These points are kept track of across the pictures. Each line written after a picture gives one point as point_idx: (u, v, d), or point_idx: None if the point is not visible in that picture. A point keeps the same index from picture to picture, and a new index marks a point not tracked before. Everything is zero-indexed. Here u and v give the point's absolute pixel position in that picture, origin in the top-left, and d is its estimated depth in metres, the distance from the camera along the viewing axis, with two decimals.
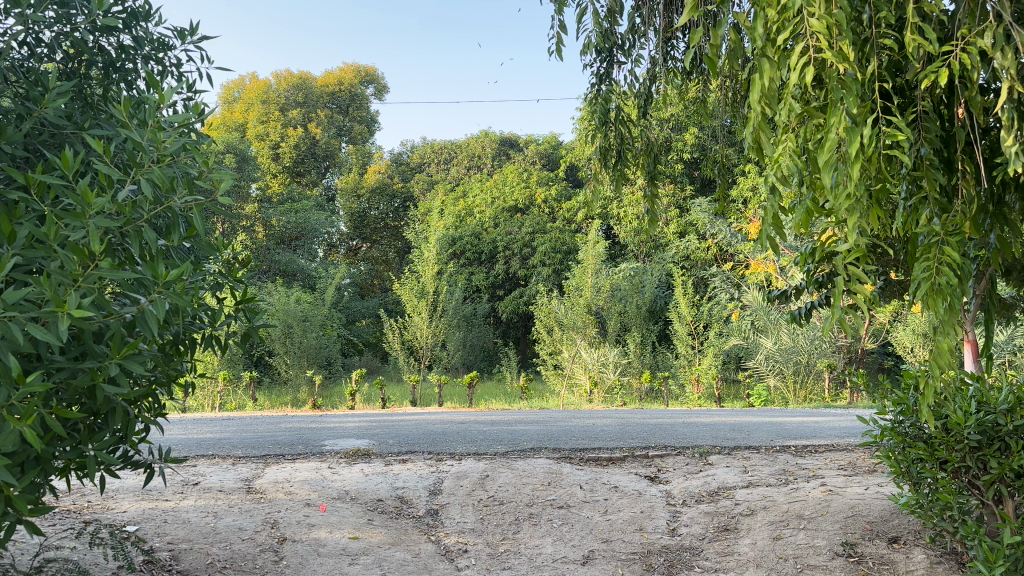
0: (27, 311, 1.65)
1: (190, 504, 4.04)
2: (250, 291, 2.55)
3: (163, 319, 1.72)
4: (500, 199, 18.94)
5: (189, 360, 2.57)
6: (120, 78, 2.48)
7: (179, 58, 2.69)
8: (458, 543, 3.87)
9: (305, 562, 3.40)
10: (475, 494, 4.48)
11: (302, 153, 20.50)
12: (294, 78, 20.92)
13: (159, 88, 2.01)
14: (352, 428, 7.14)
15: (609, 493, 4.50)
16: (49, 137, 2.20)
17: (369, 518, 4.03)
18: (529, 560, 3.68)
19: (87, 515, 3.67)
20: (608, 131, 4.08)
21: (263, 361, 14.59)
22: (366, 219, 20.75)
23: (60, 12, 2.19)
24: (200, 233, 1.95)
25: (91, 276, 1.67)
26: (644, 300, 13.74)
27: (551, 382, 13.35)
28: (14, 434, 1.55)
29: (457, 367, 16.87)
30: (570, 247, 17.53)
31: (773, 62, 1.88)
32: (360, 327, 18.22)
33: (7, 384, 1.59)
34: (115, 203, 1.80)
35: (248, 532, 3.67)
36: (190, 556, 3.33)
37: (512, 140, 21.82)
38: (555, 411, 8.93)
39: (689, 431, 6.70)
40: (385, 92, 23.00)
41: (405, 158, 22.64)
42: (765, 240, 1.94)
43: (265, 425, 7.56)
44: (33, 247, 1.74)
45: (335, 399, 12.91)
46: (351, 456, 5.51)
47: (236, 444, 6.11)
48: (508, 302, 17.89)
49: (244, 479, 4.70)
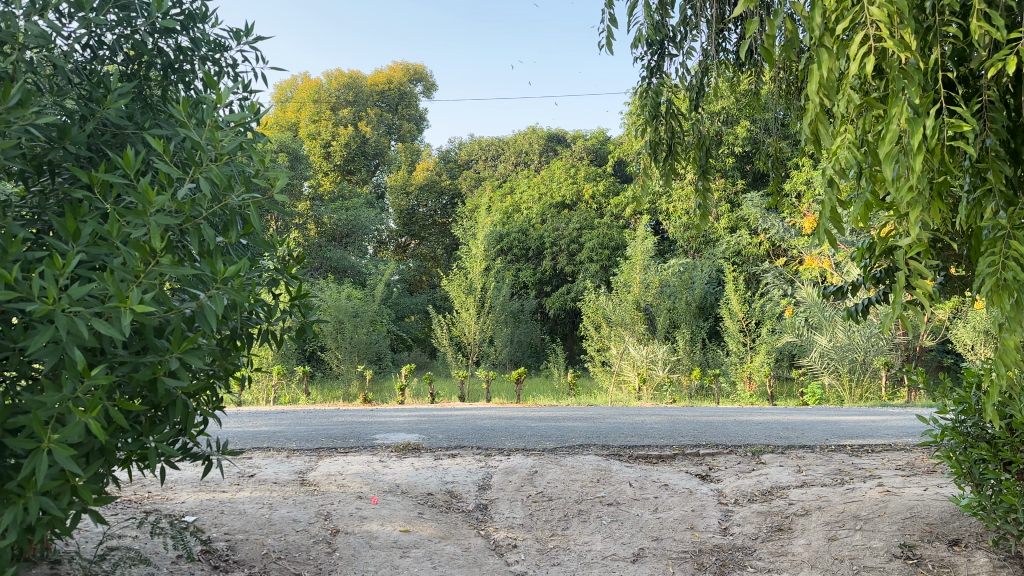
0: (91, 307, 1.68)
1: (246, 496, 4.13)
2: (305, 287, 2.56)
3: (222, 314, 1.77)
4: (547, 196, 18.97)
5: (245, 356, 2.60)
6: (178, 79, 2.52)
7: (235, 58, 2.71)
8: (507, 539, 3.87)
9: (358, 554, 3.45)
10: (524, 490, 4.48)
11: (352, 151, 20.71)
12: (345, 78, 21.25)
13: (218, 87, 2.06)
14: (401, 422, 7.22)
15: (659, 491, 4.46)
16: (112, 137, 2.24)
17: (420, 512, 4.06)
18: (579, 556, 3.65)
19: (148, 506, 3.75)
20: (657, 125, 4.04)
21: (316, 356, 14.85)
22: (414, 216, 20.90)
23: (121, 14, 2.27)
24: (256, 230, 1.99)
25: (152, 272, 1.71)
26: (694, 297, 13.60)
27: (599, 379, 13.25)
28: (80, 426, 1.60)
29: (505, 363, 16.88)
30: (617, 243, 17.45)
31: (831, 52, 1.83)
32: (409, 323, 18.51)
33: (72, 376, 1.64)
34: (174, 201, 1.83)
35: (302, 524, 3.73)
36: (245, 546, 3.39)
37: (559, 135, 21.80)
38: (603, 409, 8.96)
39: (740, 429, 6.60)
40: (433, 90, 23.16)
41: (453, 155, 22.88)
42: (823, 235, 1.87)
43: (318, 418, 7.70)
44: (97, 246, 1.80)
45: (385, 394, 13.09)
46: (401, 451, 5.54)
47: (289, 437, 6.23)
48: (555, 298, 17.94)
49: (298, 471, 4.77)
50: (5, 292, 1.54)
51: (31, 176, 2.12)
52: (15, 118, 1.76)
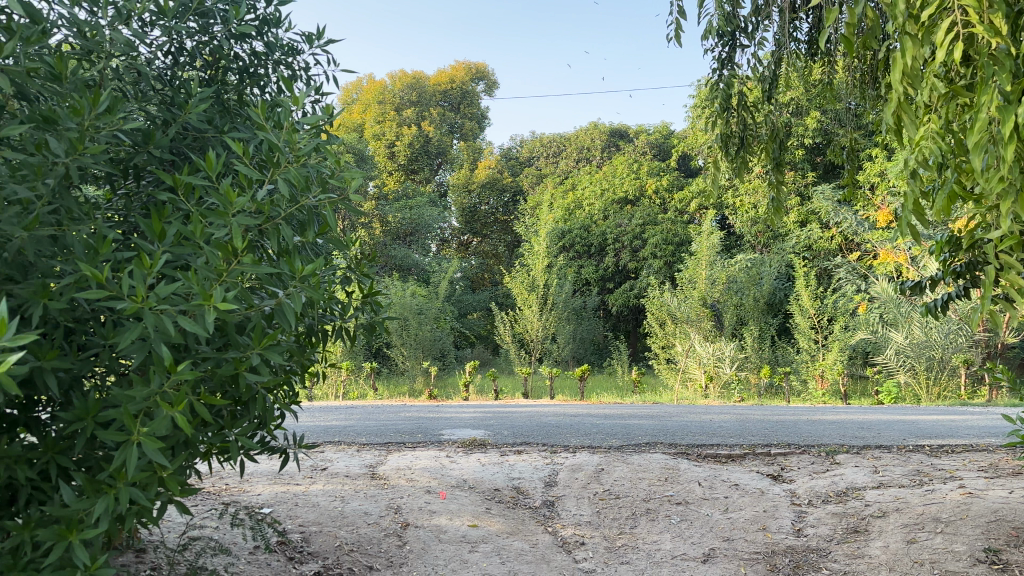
0: (177, 305, 1.74)
1: (319, 488, 4.23)
2: (376, 285, 2.60)
3: (301, 311, 1.82)
4: (610, 191, 18.90)
5: (320, 351, 2.65)
6: (253, 83, 2.58)
7: (307, 62, 2.77)
8: (575, 536, 3.86)
9: (427, 548, 3.49)
10: (591, 487, 4.46)
11: (416, 151, 20.83)
12: (408, 78, 21.54)
13: (293, 91, 2.12)
14: (467, 418, 7.28)
15: (729, 491, 4.39)
16: (193, 141, 2.32)
17: (488, 507, 4.09)
18: (648, 555, 3.62)
19: (227, 498, 3.87)
20: (729, 117, 4.01)
21: (382, 353, 15.09)
22: (476, 214, 20.96)
23: (200, 22, 2.35)
24: (331, 229, 2.04)
25: (234, 271, 1.77)
26: (762, 293, 13.40)
27: (664, 377, 13.12)
28: (167, 420, 1.66)
29: (568, 360, 16.84)
30: (682, 239, 17.26)
31: (915, 40, 1.77)
32: (472, 320, 18.68)
33: (160, 371, 1.70)
34: (255, 201, 1.88)
35: (373, 516, 3.79)
36: (319, 538, 3.47)
37: (622, 130, 21.70)
38: (669, 406, 8.87)
39: (812, 429, 6.45)
40: (495, 88, 23.25)
41: (514, 153, 22.97)
42: (906, 228, 1.82)
43: (385, 414, 7.83)
44: (181, 245, 1.86)
45: (450, 390, 13.23)
46: (467, 446, 5.58)
47: (359, 431, 6.35)
48: (619, 294, 17.81)
49: (368, 465, 4.86)
50: (97, 290, 1.60)
51: (116, 179, 2.21)
52: (103, 125, 1.78)
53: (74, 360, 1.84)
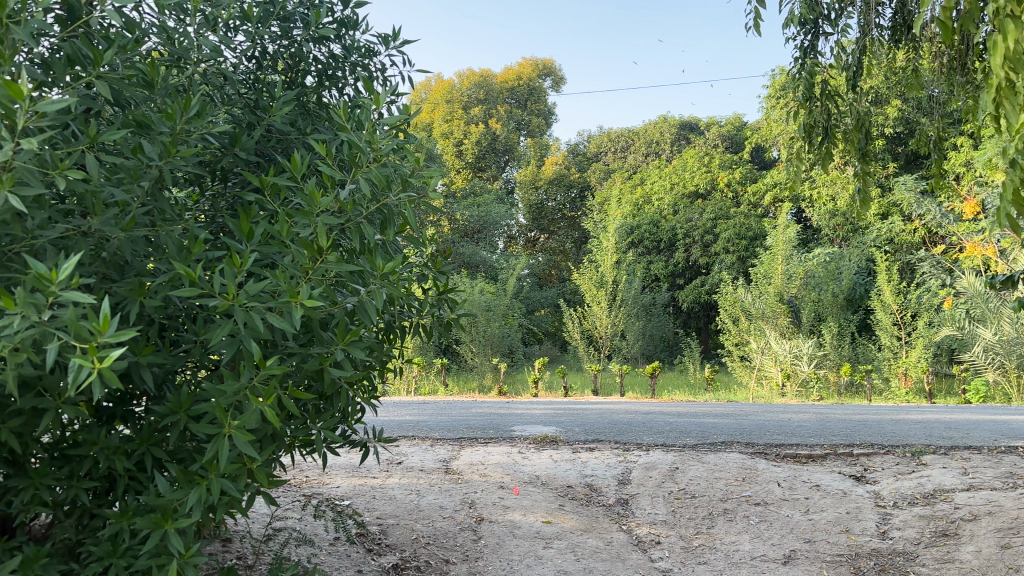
0: (265, 303, 1.79)
1: (395, 482, 4.30)
2: (452, 282, 2.62)
3: (382, 308, 1.85)
4: (679, 185, 18.71)
5: (397, 348, 2.70)
6: (331, 85, 2.63)
7: (383, 63, 2.80)
8: (651, 534, 3.82)
9: (503, 543, 3.51)
10: (666, 486, 4.41)
11: (484, 148, 21.04)
12: (476, 77, 21.70)
13: (374, 91, 2.17)
14: (538, 415, 7.28)
15: (810, 491, 4.29)
16: (276, 143, 2.38)
17: (561, 504, 4.09)
18: (726, 556, 3.56)
19: (307, 490, 3.98)
20: (813, 107, 4.01)
21: (451, 349, 15.23)
22: (544, 210, 20.95)
23: (282, 26, 2.41)
24: (411, 227, 2.07)
25: (319, 269, 1.82)
26: (841, 288, 13.03)
27: (738, 375, 12.90)
28: (257, 413, 1.71)
29: (638, 358, 16.69)
30: (756, 233, 16.92)
31: (1019, 24, 1.70)
32: (540, 317, 18.70)
33: (249, 366, 1.75)
34: (338, 201, 1.93)
35: (448, 511, 3.84)
36: (397, 531, 3.53)
37: (693, 123, 21.41)
38: (743, 405, 8.71)
39: (896, 429, 6.23)
40: (562, 84, 23.20)
41: (581, 149, 22.89)
42: (1005, 220, 1.75)
43: (457, 409, 7.91)
44: (268, 245, 1.92)
45: (519, 386, 13.29)
46: (539, 443, 5.59)
47: (432, 426, 6.43)
48: (690, 290, 17.57)
49: (442, 460, 4.92)
50: (191, 289, 1.66)
51: (205, 181, 2.29)
52: (194, 129, 1.84)
53: (169, 356, 1.91)
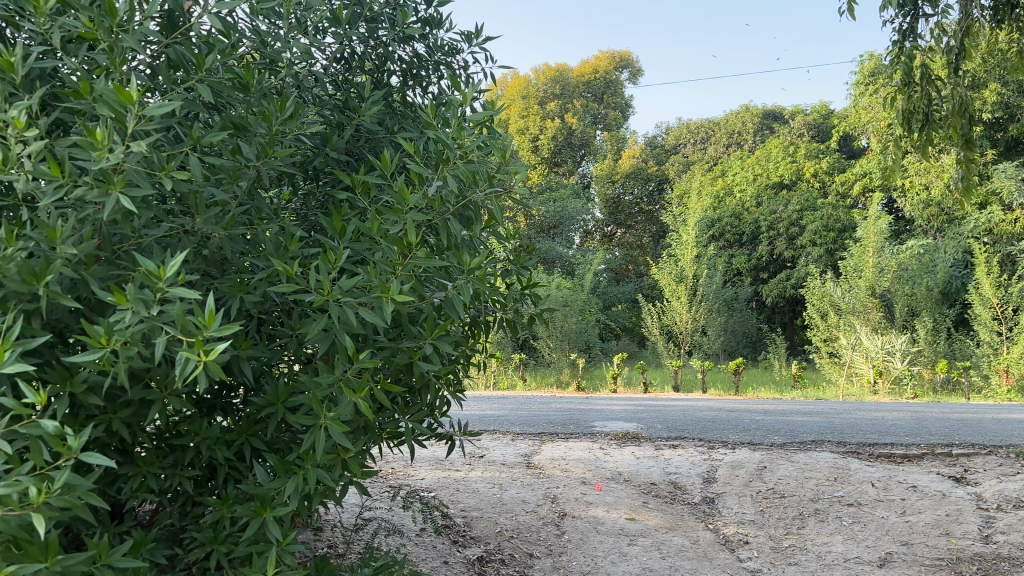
0: (357, 297, 1.83)
1: (478, 475, 4.35)
2: (537, 276, 2.62)
3: (469, 303, 1.88)
4: (763, 176, 18.27)
5: (482, 342, 2.72)
6: (416, 84, 2.66)
7: (466, 60, 2.81)
8: (738, 534, 3.75)
9: (586, 538, 3.51)
10: (753, 485, 4.32)
11: (559, 143, 21.03)
12: (552, 72, 21.82)
13: (461, 88, 2.21)
14: (619, 411, 7.24)
15: (907, 492, 4.13)
16: (365, 142, 2.43)
17: (645, 501, 4.06)
18: (818, 557, 3.47)
19: (393, 481, 4.06)
20: (911, 92, 3.91)
21: (529, 345, 15.28)
22: (620, 205, 20.76)
23: (368, 27, 2.45)
24: (497, 223, 2.09)
25: (409, 265, 1.85)
26: (936, 282, 12.50)
27: (827, 371, 12.52)
28: (351, 405, 1.75)
29: (720, 354, 16.39)
30: (844, 224, 16.40)
31: None
32: (617, 312, 18.58)
33: (343, 360, 1.80)
34: (427, 197, 1.97)
35: (531, 504, 3.86)
36: (481, 524, 3.57)
37: (776, 112, 20.90)
38: (832, 403, 8.44)
39: (998, 429, 5.94)
40: (640, 76, 22.98)
41: (660, 141, 22.62)
42: None
43: (537, 405, 7.94)
44: (359, 240, 1.96)
45: (597, 383, 13.26)
46: (621, 439, 5.55)
47: (512, 421, 6.47)
48: (774, 284, 17.13)
49: (523, 454, 4.94)
50: (289, 285, 1.71)
51: (297, 180, 2.36)
52: (289, 130, 1.90)
53: (266, 349, 1.97)
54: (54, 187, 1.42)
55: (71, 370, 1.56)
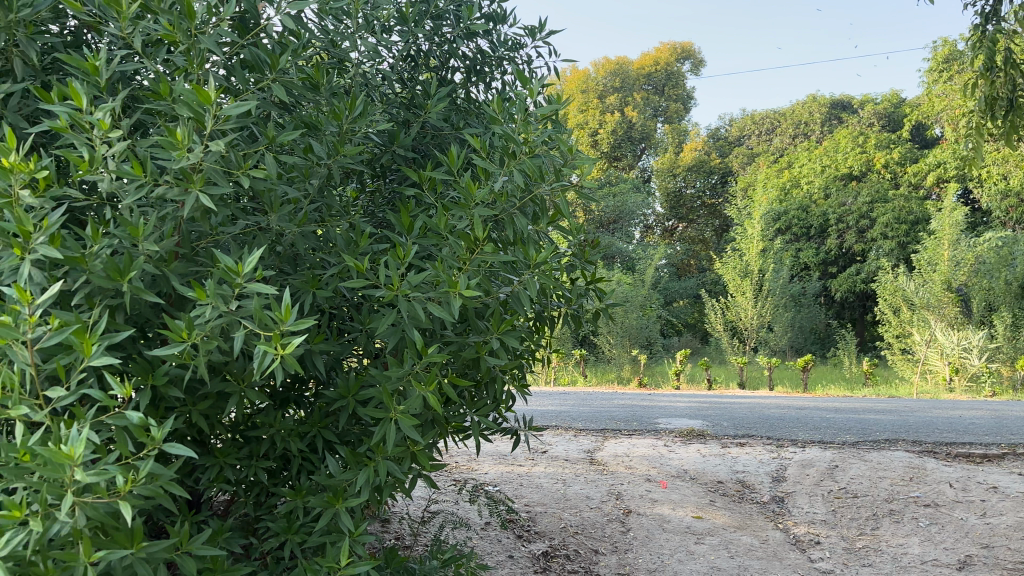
0: (426, 293, 1.84)
1: (541, 471, 4.35)
2: (601, 270, 2.60)
3: (536, 297, 1.88)
4: (831, 168, 17.79)
5: (547, 337, 2.72)
6: (479, 80, 2.67)
7: (529, 54, 2.81)
8: (809, 534, 3.67)
9: (652, 536, 3.48)
10: (824, 485, 4.21)
11: (619, 137, 20.81)
12: (612, 65, 21.61)
13: (526, 83, 2.21)
14: (683, 408, 7.16)
15: (987, 494, 3.98)
16: (431, 138, 2.45)
17: (712, 499, 4.00)
18: (894, 559, 3.37)
19: (457, 475, 4.10)
20: (994, 79, 3.79)
21: (589, 341, 15.21)
22: (682, 199, 20.47)
23: (434, 25, 2.47)
24: (563, 217, 2.08)
25: (476, 260, 1.86)
26: (1016, 275, 11.99)
27: (900, 368, 12.15)
28: (420, 399, 1.77)
29: (787, 351, 16.05)
30: (918, 217, 15.89)
31: None
32: (679, 308, 18.37)
33: (412, 354, 1.81)
34: (493, 191, 1.97)
35: (595, 501, 3.84)
36: (545, 519, 3.57)
37: (845, 101, 20.33)
38: (906, 401, 8.19)
39: None
40: (702, 67, 22.66)
41: (723, 133, 22.26)
42: None
43: (599, 401, 7.90)
44: (427, 236, 1.98)
45: (659, 379, 13.14)
46: (686, 437, 5.48)
47: (575, 417, 6.45)
48: (843, 279, 16.69)
49: (586, 451, 4.92)
50: (359, 281, 1.74)
51: (365, 178, 2.39)
52: (359, 128, 1.93)
53: (337, 343, 2.00)
54: (136, 186, 1.46)
55: (153, 364, 1.61)
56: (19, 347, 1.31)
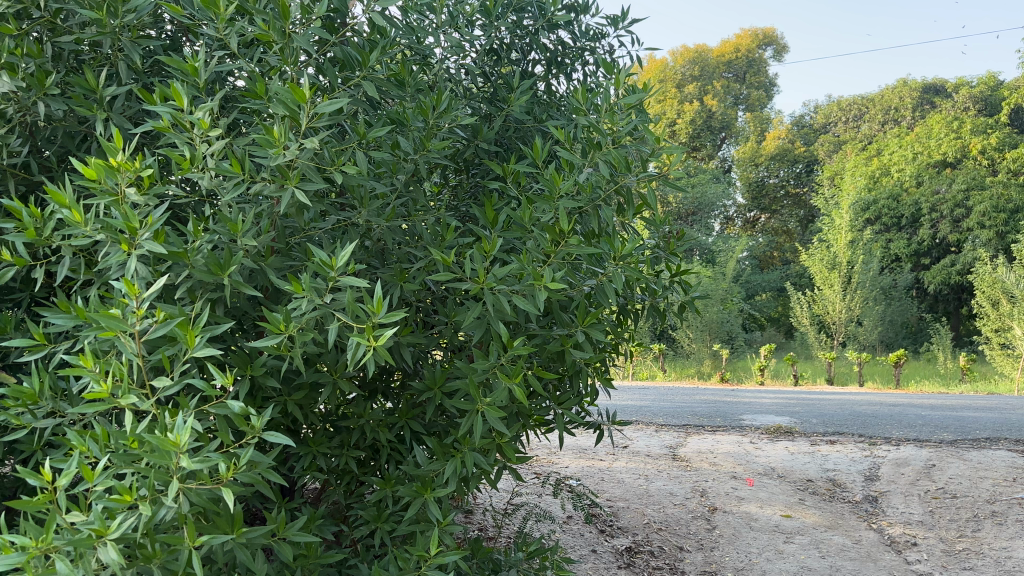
0: (511, 285, 1.84)
1: (623, 465, 4.31)
2: (687, 262, 2.54)
3: (622, 290, 1.86)
4: (924, 155, 17.05)
5: (631, 331, 2.67)
6: (561, 72, 2.65)
7: (611, 44, 2.78)
8: (905, 535, 3.52)
9: (739, 534, 3.41)
10: (921, 484, 4.04)
11: (698, 127, 20.57)
12: (691, 54, 21.39)
13: (611, 73, 2.18)
14: (769, 404, 6.98)
15: None
16: (514, 132, 2.45)
17: (801, 497, 3.89)
18: (997, 562, 3.21)
19: (539, 468, 4.10)
20: None
21: (668, 336, 15.04)
22: (764, 188, 20.09)
23: (517, 18, 2.47)
24: (649, 208, 2.04)
25: (561, 252, 1.85)
26: None
27: (998, 364, 11.58)
28: (506, 391, 1.76)
29: (877, 345, 15.49)
30: (1018, 205, 15.11)
31: None
32: (761, 301, 17.98)
33: (498, 346, 1.81)
34: (578, 183, 1.95)
35: (679, 497, 3.79)
36: (628, 514, 3.54)
37: (938, 85, 19.45)
38: (1010, 398, 7.78)
39: None
40: (785, 53, 22.08)
41: (807, 121, 21.61)
42: None
43: (682, 396, 7.79)
44: (511, 229, 1.97)
45: (741, 375, 12.92)
46: (773, 434, 5.34)
47: (657, 412, 6.38)
48: (937, 271, 16.00)
49: (669, 446, 4.86)
50: (446, 273, 1.75)
51: (450, 172, 2.41)
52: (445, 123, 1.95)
53: (424, 336, 2.02)
54: (234, 183, 1.51)
55: (251, 355, 1.66)
56: (126, 338, 1.36)
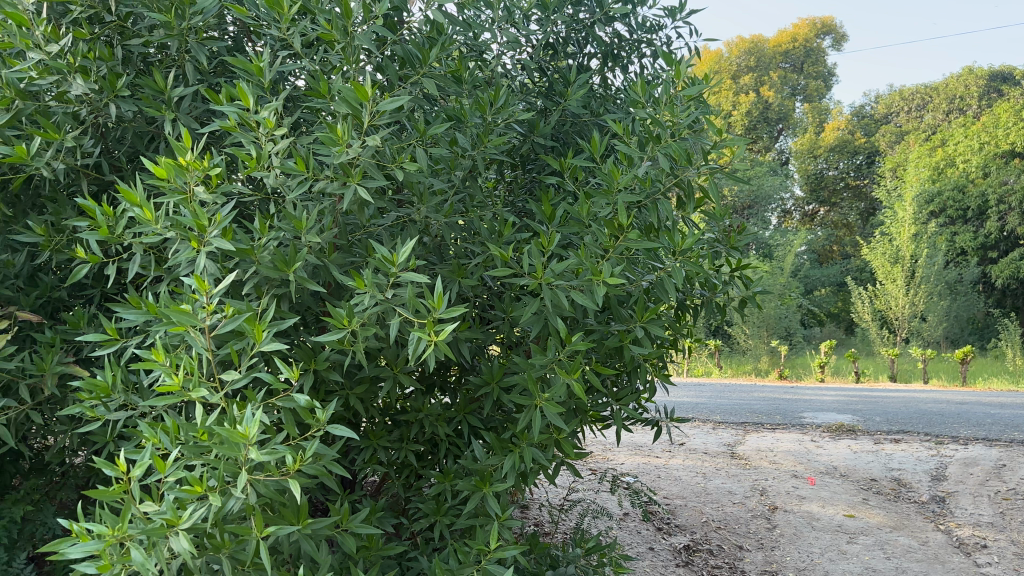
0: (569, 280, 1.83)
1: (680, 463, 4.27)
2: (748, 256, 2.49)
3: (681, 285, 1.84)
4: (991, 144, 16.45)
5: (690, 326, 2.64)
6: (617, 65, 2.62)
7: (668, 36, 2.74)
8: (975, 537, 3.42)
9: (800, 534, 3.35)
10: (991, 486, 3.91)
11: (755, 118, 20.24)
12: (746, 44, 21.02)
13: (670, 65, 2.15)
14: (829, 401, 6.82)
15: None
16: (571, 126, 2.44)
17: (864, 497, 3.80)
18: None
19: (595, 464, 4.09)
20: None
21: (724, 332, 14.83)
22: (824, 181, 19.63)
23: (573, 11, 2.45)
24: (709, 201, 2.02)
25: (620, 246, 1.83)
26: None
27: None
28: (564, 386, 1.75)
29: (942, 342, 15.03)
30: None
31: None
32: (820, 297, 17.60)
33: (556, 342, 1.80)
34: (637, 177, 1.94)
35: (738, 496, 3.73)
36: (685, 512, 3.50)
37: (1006, 72, 18.73)
38: None
39: None
40: (844, 42, 21.54)
41: (868, 111, 21.05)
42: None
43: (739, 393, 7.66)
44: (568, 224, 1.97)
45: (799, 371, 12.67)
46: (834, 432, 5.22)
47: (714, 409, 6.29)
48: (1005, 265, 15.45)
49: (727, 444, 4.79)
50: (505, 269, 1.75)
51: (507, 167, 2.41)
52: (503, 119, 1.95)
53: (481, 330, 2.03)
54: (297, 181, 1.54)
55: (314, 349, 1.69)
56: (196, 332, 1.39)
